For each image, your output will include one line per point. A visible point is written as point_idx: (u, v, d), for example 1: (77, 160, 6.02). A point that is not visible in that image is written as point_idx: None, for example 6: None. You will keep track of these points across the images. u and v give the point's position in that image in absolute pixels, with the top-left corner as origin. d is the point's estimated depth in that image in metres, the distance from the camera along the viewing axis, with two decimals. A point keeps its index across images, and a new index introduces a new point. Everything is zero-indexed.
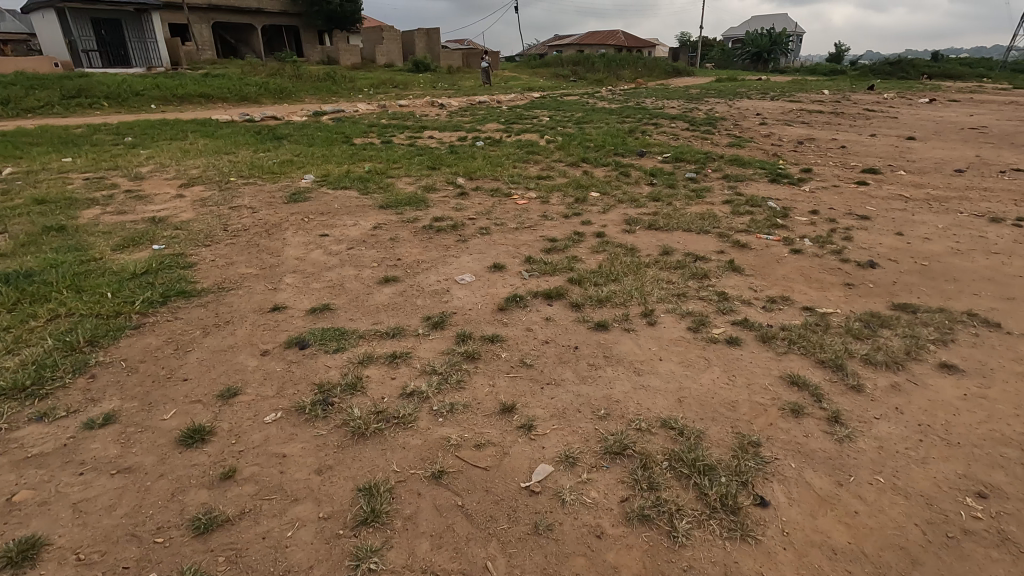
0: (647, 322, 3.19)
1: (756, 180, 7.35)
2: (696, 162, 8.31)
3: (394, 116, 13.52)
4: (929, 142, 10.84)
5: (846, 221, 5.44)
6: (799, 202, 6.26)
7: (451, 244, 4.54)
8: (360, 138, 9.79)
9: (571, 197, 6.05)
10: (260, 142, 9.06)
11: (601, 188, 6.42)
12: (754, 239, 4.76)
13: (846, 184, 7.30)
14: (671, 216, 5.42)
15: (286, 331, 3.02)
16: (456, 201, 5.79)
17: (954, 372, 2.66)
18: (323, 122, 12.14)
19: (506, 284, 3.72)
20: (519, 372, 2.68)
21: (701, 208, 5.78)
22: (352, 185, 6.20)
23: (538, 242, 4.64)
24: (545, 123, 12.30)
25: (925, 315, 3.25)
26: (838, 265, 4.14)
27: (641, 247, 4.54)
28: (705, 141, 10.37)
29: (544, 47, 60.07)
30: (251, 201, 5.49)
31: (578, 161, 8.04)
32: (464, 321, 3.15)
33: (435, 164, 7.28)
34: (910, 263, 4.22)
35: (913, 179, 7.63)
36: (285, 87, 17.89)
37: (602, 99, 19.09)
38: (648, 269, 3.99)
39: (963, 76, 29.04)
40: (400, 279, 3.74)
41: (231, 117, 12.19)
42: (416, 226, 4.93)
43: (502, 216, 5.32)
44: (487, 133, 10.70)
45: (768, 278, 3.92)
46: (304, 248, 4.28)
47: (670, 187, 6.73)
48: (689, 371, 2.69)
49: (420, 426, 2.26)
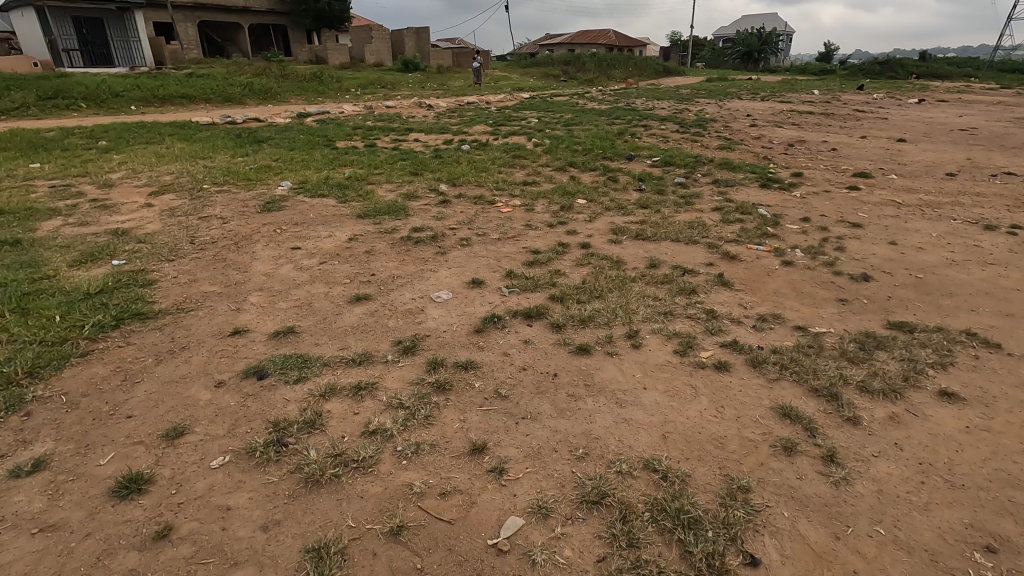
0: (631, 344, 3.02)
1: (746, 185, 7.22)
2: (686, 166, 8.16)
3: (380, 118, 13.30)
4: (920, 144, 10.76)
5: (839, 229, 5.29)
6: (790, 208, 6.12)
7: (429, 257, 4.35)
8: (342, 141, 9.58)
9: (557, 205, 5.87)
10: (239, 146, 8.82)
11: (588, 195, 6.25)
12: (744, 250, 4.60)
13: (837, 189, 7.17)
14: (659, 225, 5.26)
15: (245, 359, 2.81)
16: (437, 210, 5.59)
17: (955, 401, 2.51)
18: (307, 124, 11.91)
19: (485, 302, 3.54)
20: (492, 404, 2.49)
21: (690, 216, 5.63)
22: (330, 193, 5.99)
23: (521, 254, 4.46)
24: (534, 125, 12.11)
25: (922, 335, 3.10)
26: (831, 279, 3.98)
27: (627, 260, 4.37)
28: (695, 144, 10.23)
29: (535, 45, 59.87)
30: (223, 210, 5.28)
31: (565, 166, 7.86)
32: (437, 346, 2.96)
33: (418, 169, 7.08)
34: (904, 275, 4.08)
35: (904, 184, 7.52)
36: (270, 88, 17.59)
37: (592, 99, 18.93)
38: (634, 284, 3.82)
39: (951, 76, 29.16)
40: (373, 297, 3.55)
41: (212, 119, 11.92)
42: (393, 237, 4.74)
43: (484, 226, 5.13)
44: (473, 136, 10.50)
45: (759, 293, 3.76)
46: (274, 262, 4.07)
47: (659, 193, 6.58)
48: (675, 401, 2.52)
49: (381, 471, 2.07)
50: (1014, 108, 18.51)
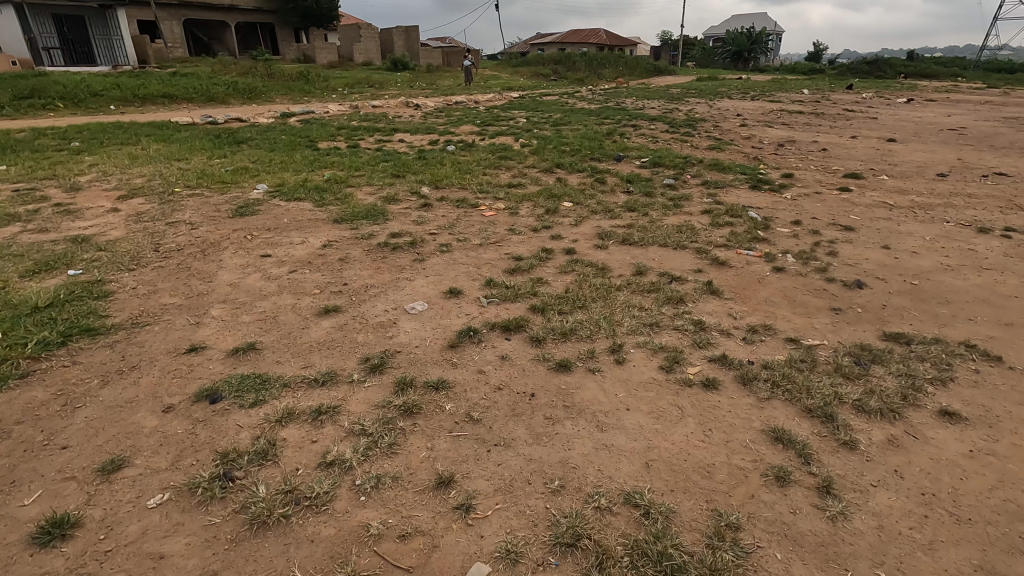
0: (614, 360, 2.85)
1: (736, 187, 7.08)
2: (675, 167, 8.02)
3: (365, 118, 13.06)
4: (910, 144, 10.68)
5: (830, 233, 5.16)
6: (780, 211, 5.98)
7: (406, 264, 4.16)
8: (325, 142, 9.34)
9: (542, 208, 5.70)
10: (218, 147, 8.56)
11: (574, 197, 6.07)
12: (733, 255, 4.44)
13: (828, 190, 7.05)
14: (647, 229, 5.10)
15: (199, 380, 2.61)
16: (418, 214, 5.40)
17: (957, 422, 2.35)
18: (290, 124, 11.66)
19: (461, 313, 3.35)
20: (463, 429, 2.31)
21: (678, 219, 5.47)
22: (307, 196, 5.78)
23: (502, 261, 4.28)
24: (522, 125, 11.92)
25: (920, 347, 2.95)
26: (823, 286, 3.83)
27: (612, 266, 4.20)
28: (685, 144, 10.09)
29: (525, 45, 59.69)
30: (193, 215, 5.05)
31: (552, 167, 7.69)
32: (407, 364, 2.78)
33: (400, 171, 6.88)
34: (899, 282, 3.94)
35: (896, 185, 7.41)
36: (254, 87, 17.27)
37: (582, 99, 18.77)
38: (619, 293, 3.65)
39: (939, 75, 29.31)
40: (343, 309, 3.35)
41: (192, 119, 11.63)
42: (370, 242, 4.54)
43: (466, 231, 4.95)
44: (459, 137, 10.30)
45: (749, 302, 3.60)
46: (241, 271, 3.86)
47: (647, 196, 6.42)
48: (660, 424, 2.35)
49: (336, 509, 1.89)
50: (1002, 107, 18.55)
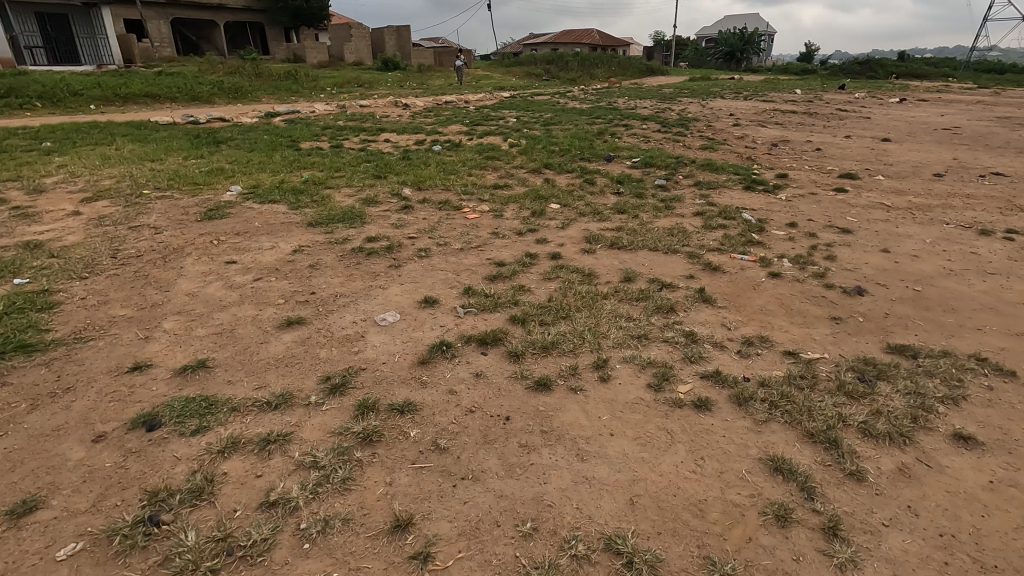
0: (599, 377, 2.62)
1: (729, 188, 6.87)
2: (667, 167, 7.81)
3: (352, 118, 12.78)
4: (905, 144, 10.54)
5: (827, 236, 4.96)
6: (775, 212, 5.78)
7: (381, 271, 3.92)
8: (307, 142, 9.08)
9: (528, 210, 5.47)
10: (195, 147, 8.28)
11: (562, 199, 5.85)
12: (726, 260, 4.23)
13: (823, 191, 6.86)
14: (636, 232, 4.88)
15: (138, 403, 2.36)
16: (398, 217, 5.15)
17: (973, 447, 2.14)
18: (274, 124, 11.38)
19: (436, 325, 3.12)
20: (428, 459, 2.07)
21: (669, 221, 5.25)
22: (282, 198, 5.53)
23: (483, 266, 4.05)
24: (511, 125, 11.69)
25: (927, 360, 2.75)
26: (822, 293, 3.62)
27: (599, 272, 3.98)
28: (677, 144, 9.90)
29: (518, 45, 59.50)
30: (158, 218, 4.79)
31: (540, 167, 7.47)
32: (372, 383, 2.54)
33: (382, 172, 6.64)
34: (901, 288, 3.74)
35: (892, 185, 7.23)
36: (240, 87, 16.94)
37: (573, 98, 18.55)
38: (605, 302, 3.42)
39: (930, 75, 29.36)
40: (307, 321, 3.11)
41: (173, 119, 11.33)
42: (344, 247, 4.29)
43: (446, 235, 4.71)
44: (447, 137, 10.05)
45: (743, 310, 3.38)
46: (202, 279, 3.61)
47: (637, 197, 6.20)
48: (647, 452, 2.12)
49: (276, 560, 1.65)
50: (994, 107, 18.51)
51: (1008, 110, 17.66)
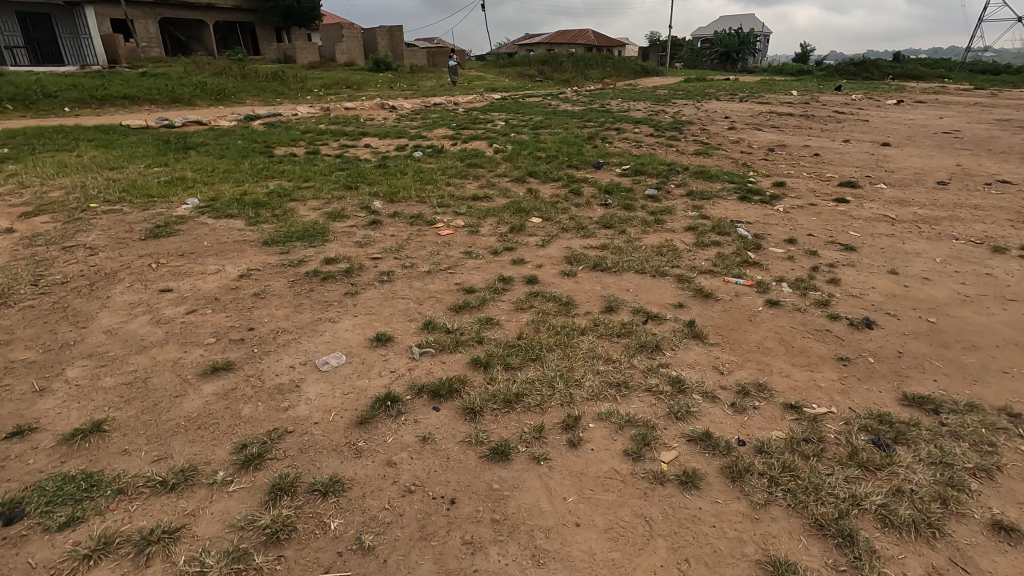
0: (568, 440, 2.22)
1: (723, 198, 6.49)
2: (658, 175, 7.42)
3: (335, 121, 12.35)
4: (905, 149, 10.20)
5: (828, 255, 4.57)
6: (771, 226, 5.40)
7: (335, 299, 3.51)
8: (282, 147, 8.66)
9: (507, 225, 5.08)
10: (161, 153, 7.85)
11: (544, 212, 5.45)
12: (720, 285, 3.84)
13: (822, 201, 6.50)
14: (622, 250, 4.49)
15: (5, 484, 1.94)
16: (364, 234, 4.74)
17: (1017, 543, 1.77)
18: (252, 128, 10.95)
19: (385, 370, 2.71)
20: (348, 564, 1.68)
21: (659, 237, 4.86)
22: (241, 211, 5.12)
23: (450, 293, 3.64)
24: (499, 129, 11.27)
25: (952, 417, 2.36)
26: (826, 327, 3.23)
27: (579, 300, 3.58)
28: (670, 149, 9.53)
29: (514, 45, 59.11)
30: (99, 236, 4.37)
31: (524, 175, 7.08)
32: (296, 452, 2.13)
33: (355, 182, 6.23)
34: (913, 318, 3.35)
35: (895, 195, 6.86)
36: (222, 88, 16.45)
37: (566, 100, 18.19)
38: (583, 339, 3.02)
39: (926, 76, 29.12)
40: (237, 365, 2.70)
41: (146, 122, 10.87)
42: (297, 271, 3.88)
43: (414, 255, 4.30)
44: (430, 141, 9.64)
45: (738, 348, 3.00)
46: (129, 311, 3.20)
47: (625, 209, 5.81)
48: (619, 552, 1.73)
49: None
50: (992, 109, 18.25)
51: (1006, 112, 17.39)
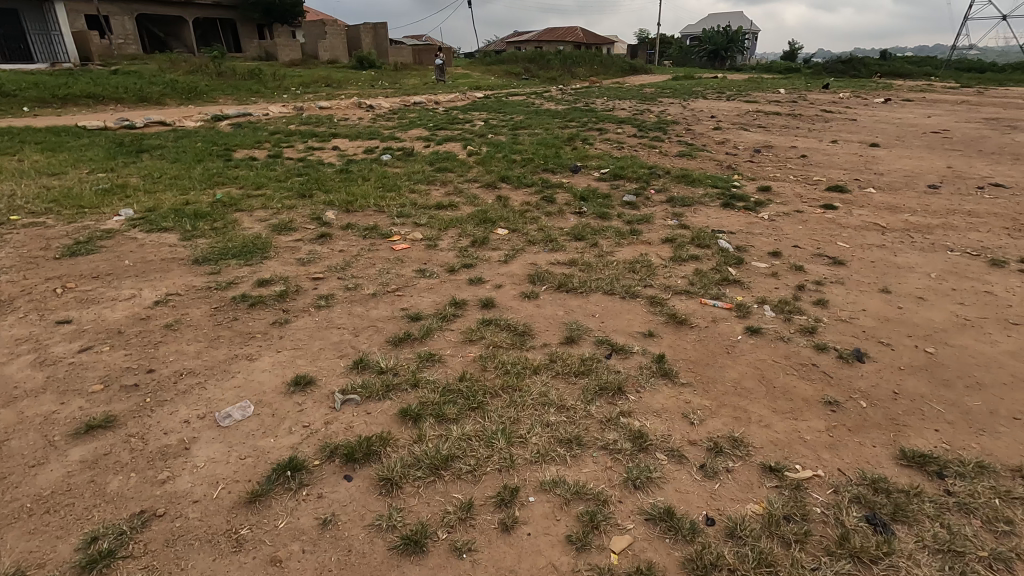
0: (500, 523, 1.84)
1: (705, 205, 6.12)
2: (638, 180, 7.04)
3: (307, 121, 11.86)
4: (894, 150, 9.92)
5: (814, 271, 4.22)
6: (755, 237, 5.04)
7: (259, 331, 3.09)
8: (244, 150, 8.19)
9: (469, 237, 4.68)
10: (110, 157, 7.36)
11: (512, 222, 5.04)
12: (695, 308, 3.46)
13: (810, 207, 6.16)
14: (592, 267, 4.10)
15: None
16: (310, 249, 4.31)
17: None
18: (217, 129, 10.44)
19: (297, 424, 2.31)
20: None
21: (633, 251, 4.49)
22: (178, 223, 4.68)
23: (392, 322, 3.23)
24: (476, 129, 10.85)
25: (959, 485, 2.00)
26: (812, 361, 2.86)
27: (537, 328, 3.19)
28: (653, 151, 9.17)
29: (502, 43, 58.59)
30: (8, 255, 3.92)
31: (496, 180, 6.68)
32: (159, 547, 1.72)
33: (311, 189, 5.80)
34: (909, 349, 3.00)
35: (885, 200, 6.53)
36: (193, 86, 15.88)
37: (550, 99, 17.77)
38: (535, 380, 2.63)
39: (914, 74, 28.99)
40: (119, 420, 2.28)
41: (105, 122, 10.34)
42: (224, 295, 3.46)
43: (361, 274, 3.89)
44: (402, 143, 9.21)
45: (712, 389, 2.62)
46: (11, 350, 2.76)
47: (600, 219, 5.43)
48: None
49: None
50: (979, 107, 18.07)
51: (994, 111, 17.24)
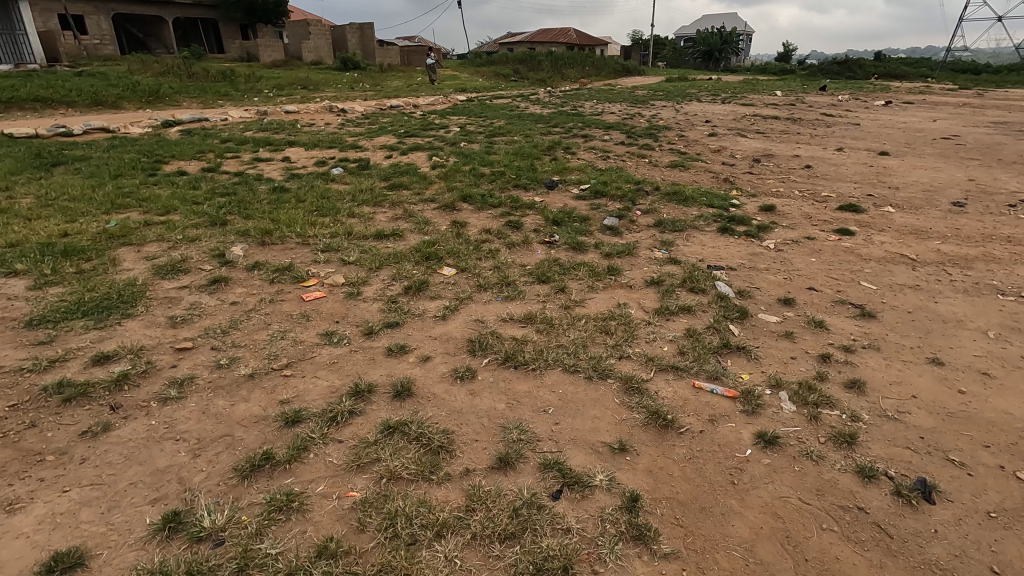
0: None
1: (699, 231, 5.21)
2: (623, 199, 6.11)
3: (268, 126, 10.91)
4: (906, 158, 9.07)
5: (839, 328, 3.30)
6: (760, 277, 4.13)
7: (52, 449, 2.13)
8: (177, 162, 7.23)
9: (404, 280, 3.74)
10: (14, 172, 6.38)
11: (462, 259, 4.12)
12: (687, 397, 2.54)
13: (821, 232, 5.27)
14: (553, 327, 3.17)
15: None
16: (193, 301, 3.36)
17: None
18: (163, 137, 9.47)
19: None
20: None
21: (609, 302, 3.56)
22: (37, 262, 3.72)
23: (255, 428, 2.28)
24: (449, 136, 9.90)
25: None
26: (857, 504, 1.94)
27: (461, 437, 2.25)
28: (641, 161, 8.28)
29: (495, 44, 57.85)
30: None
31: (457, 200, 5.76)
32: None
33: (228, 214, 4.84)
34: (995, 475, 2.09)
35: (906, 223, 5.64)
36: (153, 89, 14.81)
37: (536, 102, 16.88)
38: (435, 555, 1.70)
39: (910, 75, 28.32)
40: None
41: (36, 129, 9.31)
42: (35, 382, 2.50)
43: (245, 342, 2.93)
44: (363, 153, 8.28)
45: (711, 569, 1.70)
46: None
47: (573, 253, 4.49)
48: None
49: None
50: (984, 110, 17.32)
51: (999, 114, 16.48)
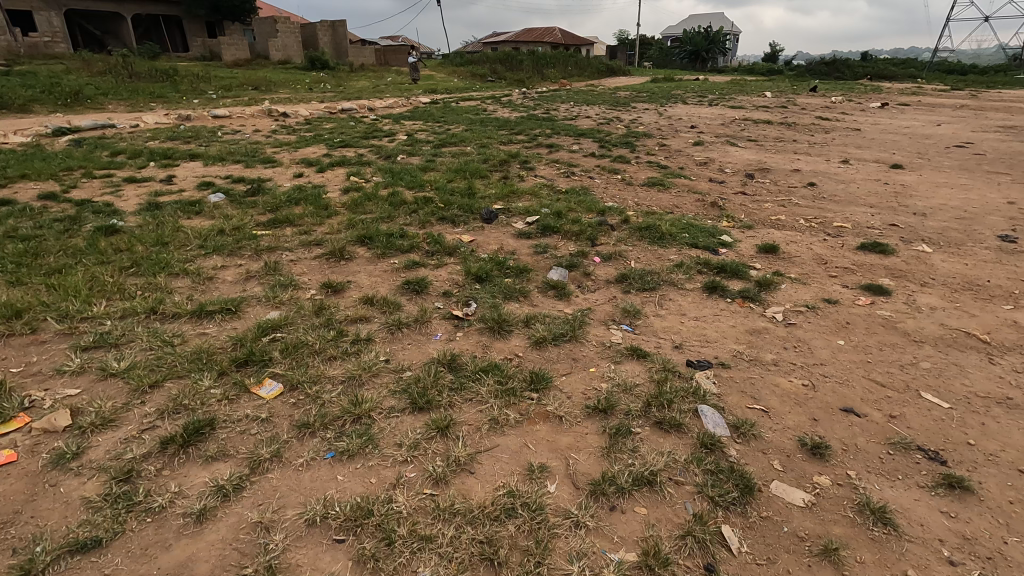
0: None
1: (677, 289, 3.77)
2: (580, 237, 4.64)
3: (182, 134, 9.33)
4: (921, 173, 7.73)
5: (917, 524, 1.86)
6: (767, 385, 2.67)
7: None
8: (17, 187, 5.64)
9: (176, 417, 2.22)
10: None
11: (300, 366, 2.61)
12: None
13: (845, 289, 3.85)
14: (394, 547, 1.69)
15: None
16: None
17: None
18: (40, 148, 7.82)
19: None
20: None
21: (515, 463, 2.08)
22: None
23: None
24: (388, 147, 8.42)
25: None
26: None
27: None
28: (612, 178, 6.85)
29: (477, 44, 56.37)
30: None
31: (352, 243, 4.26)
32: None
33: None
34: None
35: (953, 271, 4.24)
36: (72, 91, 13.11)
37: (507, 104, 15.46)
38: None
39: (900, 76, 27.22)
40: None
41: None
42: None
43: None
44: (271, 170, 6.75)
45: None
46: None
47: (488, 339, 3.00)
48: None
49: None
50: (985, 113, 16.20)
51: (1003, 117, 15.29)
